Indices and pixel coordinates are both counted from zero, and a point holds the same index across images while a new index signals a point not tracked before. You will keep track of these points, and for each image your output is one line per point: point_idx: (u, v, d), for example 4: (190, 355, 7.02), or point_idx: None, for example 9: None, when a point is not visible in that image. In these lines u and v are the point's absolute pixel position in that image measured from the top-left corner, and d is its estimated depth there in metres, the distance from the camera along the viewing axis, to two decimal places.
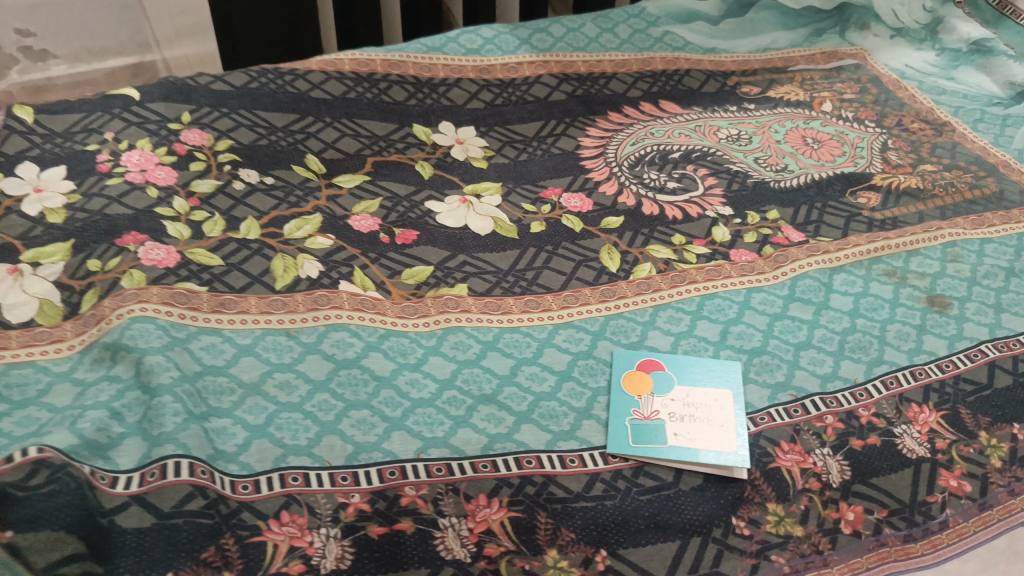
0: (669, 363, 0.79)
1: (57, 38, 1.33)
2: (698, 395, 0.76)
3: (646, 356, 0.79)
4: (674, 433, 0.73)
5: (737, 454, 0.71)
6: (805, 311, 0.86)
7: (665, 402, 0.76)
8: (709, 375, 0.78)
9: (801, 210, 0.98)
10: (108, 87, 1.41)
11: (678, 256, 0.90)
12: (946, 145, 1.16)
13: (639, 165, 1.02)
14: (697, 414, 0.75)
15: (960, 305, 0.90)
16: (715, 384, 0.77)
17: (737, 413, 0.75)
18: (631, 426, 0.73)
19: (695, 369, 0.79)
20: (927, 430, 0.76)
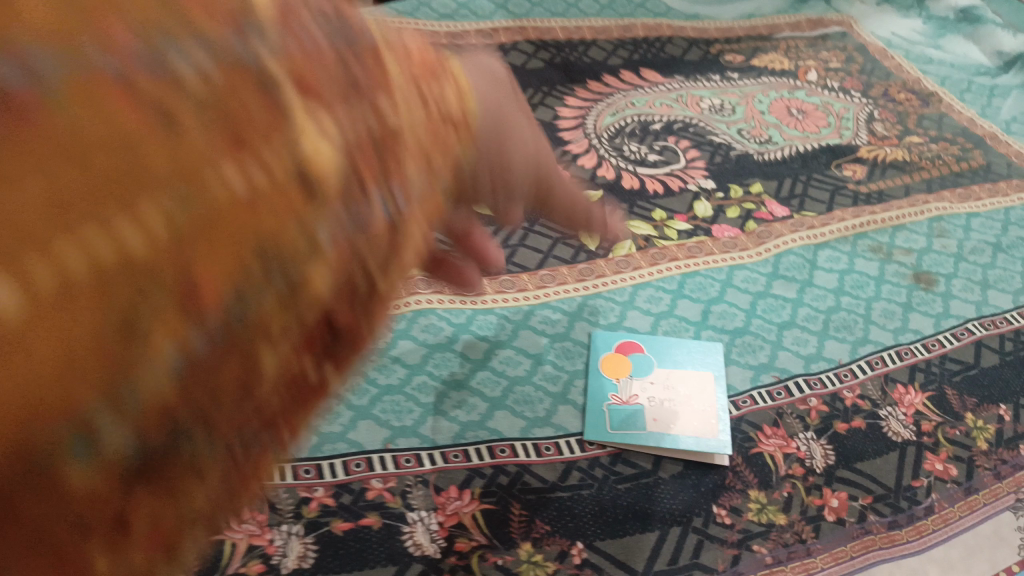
0: (648, 345, 0.76)
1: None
2: (679, 378, 0.73)
3: (624, 338, 0.76)
4: (654, 419, 0.70)
5: (719, 440, 0.69)
6: (788, 289, 0.83)
7: (644, 385, 0.73)
8: (689, 356, 0.75)
9: (785, 184, 0.95)
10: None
11: (658, 232, 0.86)
12: (932, 116, 1.13)
13: (619, 137, 0.98)
14: (678, 398, 0.72)
15: (946, 282, 0.88)
16: (697, 366, 0.74)
17: (719, 397, 0.72)
18: (609, 411, 0.70)
19: (676, 351, 0.76)
20: (913, 412, 0.74)
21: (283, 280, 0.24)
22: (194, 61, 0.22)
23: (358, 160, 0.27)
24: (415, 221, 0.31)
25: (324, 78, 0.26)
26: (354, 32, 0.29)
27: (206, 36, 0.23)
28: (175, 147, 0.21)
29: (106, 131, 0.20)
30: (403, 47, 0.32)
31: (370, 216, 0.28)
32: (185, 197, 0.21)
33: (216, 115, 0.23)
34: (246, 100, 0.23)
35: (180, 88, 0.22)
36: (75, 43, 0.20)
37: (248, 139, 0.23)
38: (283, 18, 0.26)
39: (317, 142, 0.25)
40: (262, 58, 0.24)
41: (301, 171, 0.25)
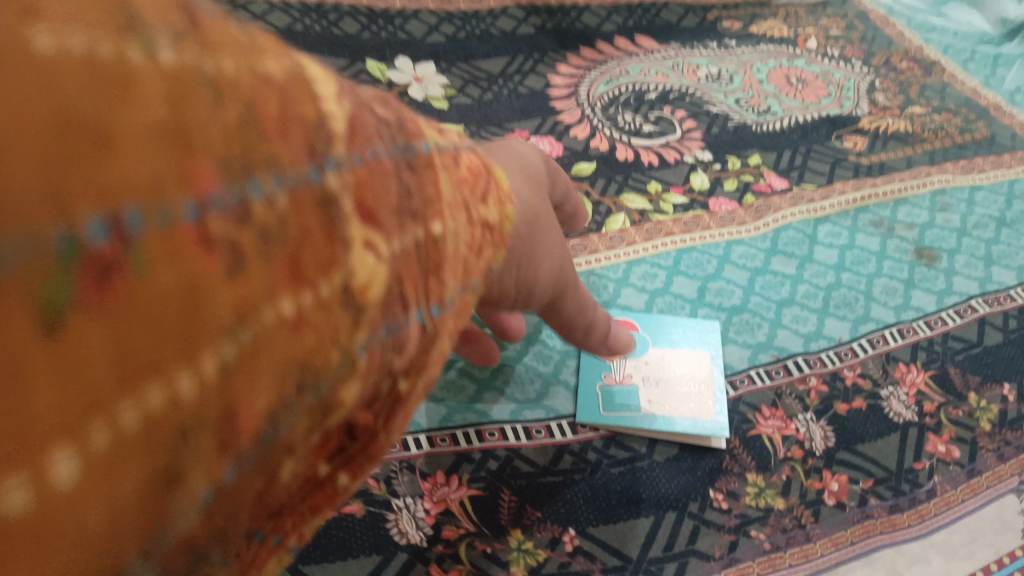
0: (643, 324, 0.73)
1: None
2: (675, 357, 0.71)
3: (619, 316, 0.73)
4: (648, 399, 0.68)
5: (715, 421, 0.66)
6: (787, 265, 0.81)
7: (638, 365, 0.70)
8: (686, 335, 0.73)
9: (785, 155, 0.92)
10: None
11: (654, 206, 0.83)
12: (935, 86, 1.10)
13: (613, 106, 0.94)
14: (673, 378, 0.69)
15: (948, 258, 0.85)
16: (694, 345, 0.72)
17: (717, 377, 0.70)
18: (601, 392, 0.68)
19: (671, 329, 0.73)
20: (915, 392, 0.72)
21: (316, 399, 0.24)
22: (266, 190, 0.21)
23: (402, 273, 0.27)
24: (447, 325, 0.32)
25: (381, 196, 0.26)
26: (412, 145, 0.29)
27: (292, 167, 0.22)
28: (237, 287, 0.20)
29: (174, 280, 0.18)
30: (455, 156, 0.33)
31: (404, 332, 0.28)
32: (244, 338, 0.20)
33: (286, 247, 0.22)
34: (310, 223, 0.22)
35: (249, 223, 0.20)
36: (157, 181, 0.18)
37: (304, 270, 0.22)
38: (352, 134, 0.25)
39: (368, 264, 0.25)
40: (329, 179, 0.23)
41: (350, 297, 0.24)
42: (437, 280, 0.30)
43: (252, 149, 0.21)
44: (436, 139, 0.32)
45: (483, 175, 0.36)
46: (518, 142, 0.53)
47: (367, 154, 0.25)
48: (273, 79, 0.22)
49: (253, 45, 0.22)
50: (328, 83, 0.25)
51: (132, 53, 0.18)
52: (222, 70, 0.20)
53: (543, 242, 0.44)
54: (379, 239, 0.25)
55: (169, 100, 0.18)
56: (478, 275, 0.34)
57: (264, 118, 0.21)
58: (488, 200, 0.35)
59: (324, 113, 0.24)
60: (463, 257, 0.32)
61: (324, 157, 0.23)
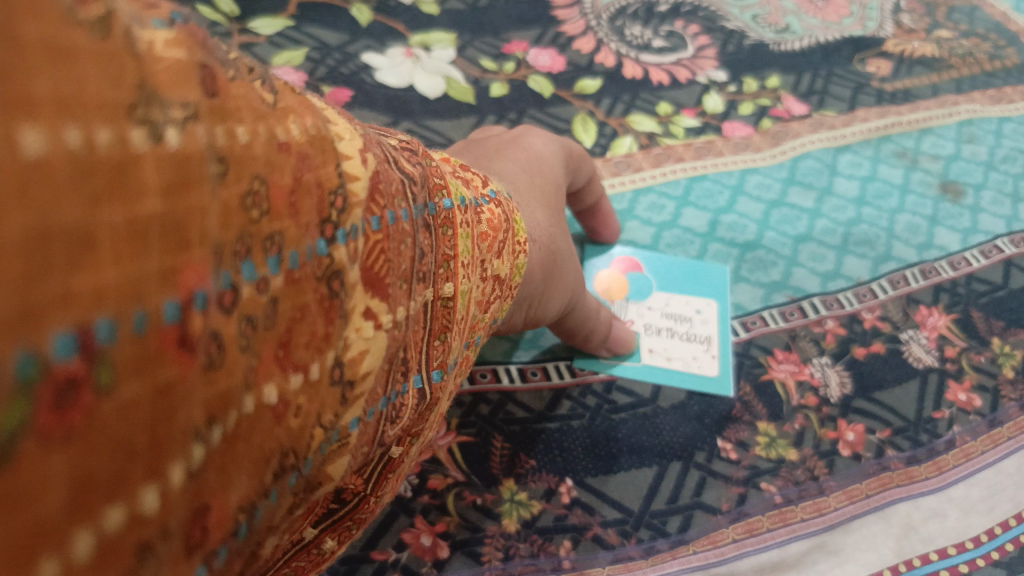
0: (647, 263, 0.68)
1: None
2: (678, 302, 0.66)
3: (622, 254, 0.68)
4: (649, 349, 0.62)
5: (717, 376, 0.61)
6: (806, 198, 0.74)
7: (639, 310, 0.65)
8: (692, 278, 0.67)
9: (805, 78, 0.85)
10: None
11: (663, 129, 0.76)
12: (963, 9, 1.02)
13: (620, 19, 0.85)
14: (677, 327, 0.64)
15: (974, 194, 0.79)
16: (701, 292, 0.66)
17: (724, 328, 0.64)
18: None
19: (676, 272, 0.68)
20: (937, 336, 0.67)
21: (297, 479, 0.22)
22: (261, 273, 0.18)
23: (410, 339, 0.27)
24: (446, 385, 0.32)
25: (393, 264, 0.24)
26: (433, 202, 0.28)
27: (295, 244, 0.19)
28: (216, 382, 0.17)
29: (151, 392, 0.15)
30: (476, 212, 0.33)
31: (404, 398, 0.27)
32: (220, 434, 0.17)
33: (278, 328, 0.19)
34: (308, 299, 0.20)
35: (236, 311, 0.17)
36: (144, 281, 0.14)
37: (292, 353, 0.20)
38: (373, 193, 0.23)
39: (365, 337, 0.23)
40: (337, 253, 0.21)
41: (343, 371, 0.22)
42: (441, 341, 0.30)
43: (253, 226, 0.17)
44: (459, 192, 0.32)
45: (503, 228, 0.35)
46: (542, 151, 0.52)
47: (387, 217, 0.24)
48: (290, 143, 0.19)
49: (275, 105, 0.19)
50: (351, 139, 0.23)
51: (132, 131, 0.14)
52: (235, 137, 0.17)
53: (556, 283, 0.46)
54: (383, 309, 0.24)
55: (168, 184, 0.15)
56: (482, 328, 0.36)
57: (275, 191, 0.18)
58: (502, 253, 0.36)
59: (345, 177, 0.22)
60: (471, 314, 0.33)
61: (337, 228, 0.21)
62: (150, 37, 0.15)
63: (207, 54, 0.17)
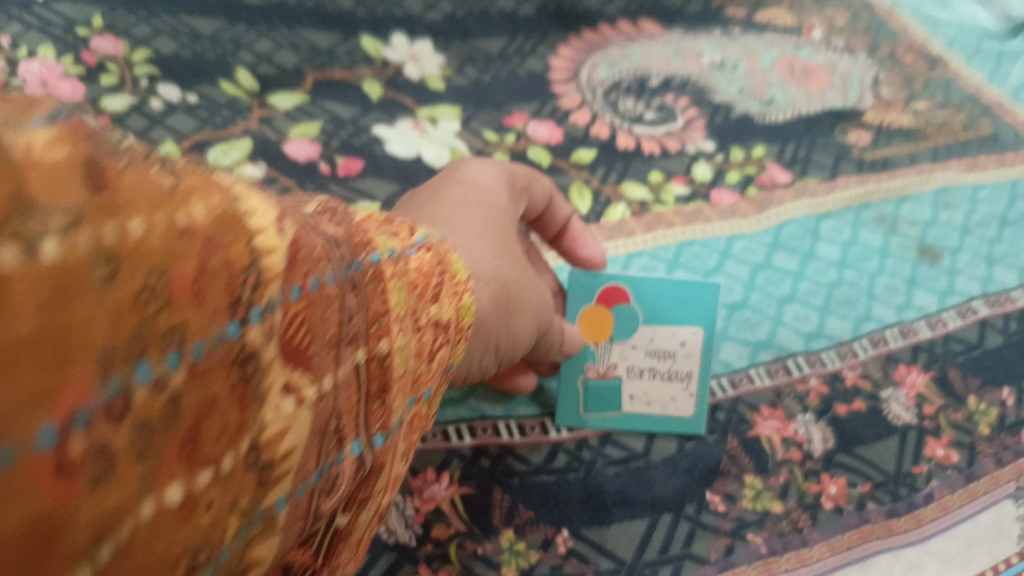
0: (637, 293, 0.65)
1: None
2: (663, 337, 0.65)
3: (610, 285, 0.64)
4: (631, 395, 0.64)
5: (691, 418, 0.64)
6: (790, 261, 0.79)
7: (624, 350, 0.65)
8: (681, 305, 0.65)
9: (788, 147, 0.90)
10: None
11: (655, 197, 0.81)
12: (939, 81, 1.08)
13: (614, 92, 0.91)
14: (659, 366, 0.65)
15: (951, 257, 0.84)
16: (688, 319, 0.65)
17: (704, 363, 0.65)
18: (584, 391, 0.64)
19: (665, 299, 0.65)
20: (915, 395, 0.71)
21: (217, 567, 0.24)
22: (157, 371, 0.21)
23: (342, 406, 0.29)
24: (393, 447, 0.34)
25: (316, 333, 0.27)
26: (357, 259, 0.31)
27: (198, 334, 0.22)
28: (105, 495, 0.19)
29: (25, 521, 0.18)
30: (404, 262, 0.36)
31: (339, 467, 0.29)
32: (114, 548, 0.20)
33: (184, 425, 0.22)
34: (218, 391, 0.23)
35: (129, 417, 0.20)
36: (16, 409, 0.17)
37: (202, 446, 0.22)
38: (291, 265, 0.26)
39: (286, 412, 0.25)
40: (247, 334, 0.23)
41: (259, 455, 0.25)
42: (380, 403, 0.32)
43: (150, 322, 0.20)
44: (387, 246, 0.35)
45: (435, 272, 0.39)
46: (481, 184, 0.58)
47: (309, 282, 0.26)
48: (194, 227, 0.22)
49: (175, 189, 0.22)
50: (266, 212, 0.25)
51: (5, 253, 0.17)
52: (126, 232, 0.20)
53: (515, 312, 0.51)
54: (306, 382, 0.26)
55: (41, 303, 0.18)
56: (429, 382, 0.38)
57: (175, 280, 0.21)
58: (440, 297, 0.39)
59: (258, 250, 0.24)
60: (411, 369, 0.35)
61: (249, 308, 0.23)
62: (27, 138, 0.18)
63: (95, 146, 0.20)
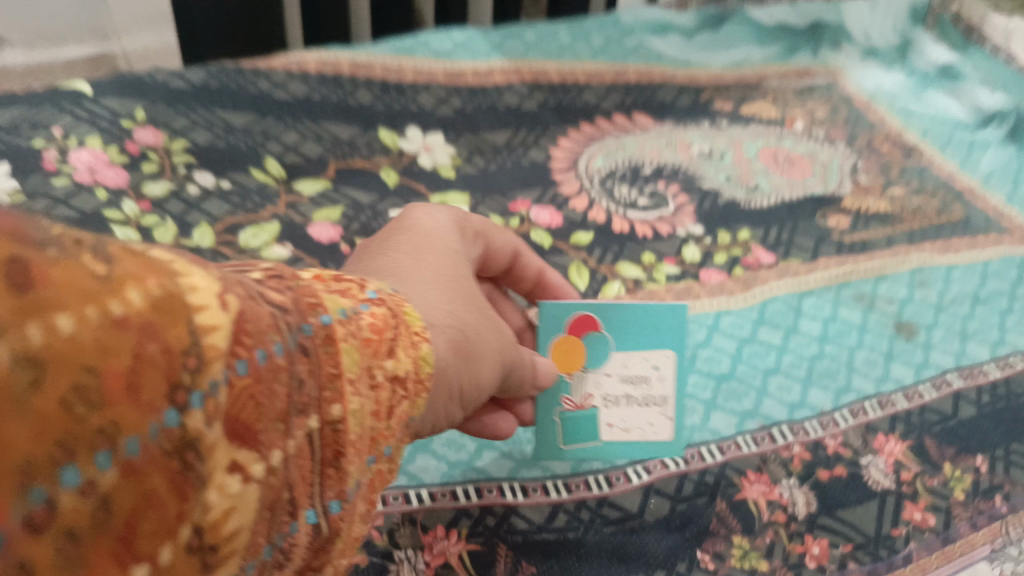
0: (608, 321, 0.68)
1: (9, 22, 1.34)
2: (637, 363, 0.68)
3: (580, 314, 0.68)
4: (608, 424, 0.68)
5: (670, 441, 0.69)
6: (774, 335, 0.85)
7: (599, 380, 0.68)
8: (651, 331, 0.68)
9: (772, 230, 0.97)
10: (65, 75, 1.43)
11: (647, 275, 0.88)
12: (914, 169, 1.17)
13: (610, 180, 1.00)
14: (635, 393, 0.69)
15: (926, 332, 0.90)
16: (659, 344, 0.69)
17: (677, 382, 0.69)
18: (561, 422, 0.68)
19: (635, 328, 0.68)
20: (893, 461, 0.75)
21: None
22: (87, 474, 0.21)
23: (293, 478, 0.31)
24: (350, 512, 0.36)
25: (264, 408, 0.28)
26: (304, 325, 0.32)
27: (133, 430, 0.22)
28: None
29: None
30: (358, 320, 0.37)
31: (294, 537, 0.32)
32: None
33: (116, 526, 0.22)
34: (157, 483, 0.23)
35: (54, 525, 0.21)
36: None
37: (139, 542, 0.23)
38: (237, 340, 0.27)
39: (231, 493, 0.26)
40: (189, 421, 0.24)
41: (204, 540, 0.26)
42: (335, 469, 0.34)
43: (79, 424, 0.21)
44: (337, 306, 0.36)
45: (389, 326, 0.39)
46: (433, 230, 0.59)
47: (255, 355, 0.28)
48: (128, 316, 0.22)
49: (107, 278, 0.22)
50: (208, 288, 0.26)
51: None
52: (54, 329, 0.20)
53: (478, 351, 0.50)
54: (252, 459, 0.28)
55: None
56: (388, 438, 0.39)
57: (106, 378, 0.22)
58: (395, 351, 0.39)
59: (201, 330, 0.25)
60: (365, 429, 0.36)
61: (190, 393, 0.24)
62: None
63: (21, 247, 0.20)
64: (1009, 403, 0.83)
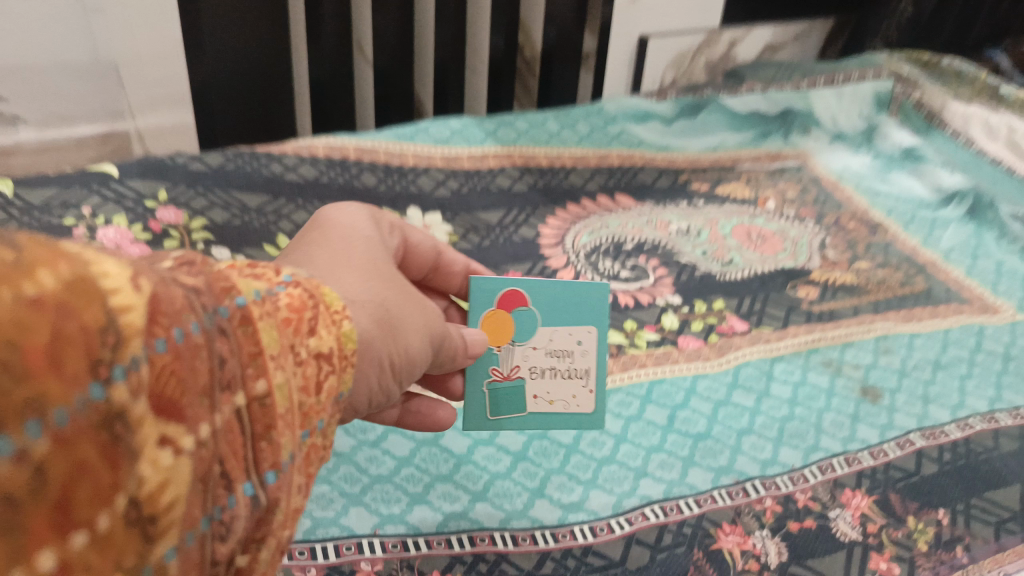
0: (535, 296, 0.75)
1: (29, 103, 1.38)
2: (561, 338, 0.76)
3: (510, 289, 0.74)
4: (533, 396, 0.76)
5: (592, 413, 0.78)
6: (747, 398, 0.91)
7: (525, 353, 0.75)
8: (575, 307, 0.76)
9: (745, 301, 1.06)
10: (75, 152, 1.48)
11: (629, 341, 0.96)
12: (879, 245, 1.25)
13: (595, 254, 1.09)
14: (560, 365, 0.76)
15: (891, 396, 0.96)
16: (582, 319, 0.76)
17: (598, 356, 0.77)
18: (489, 393, 0.75)
19: (559, 304, 0.76)
20: (860, 514, 0.80)
21: None
22: (22, 442, 0.24)
23: (223, 451, 0.35)
24: (287, 482, 0.39)
25: (188, 383, 0.32)
26: (222, 307, 0.36)
27: (61, 403, 0.25)
28: None
29: None
30: (273, 301, 0.41)
31: (233, 510, 0.35)
32: None
33: (53, 494, 0.25)
34: (88, 454, 0.26)
35: None
36: None
37: (76, 510, 0.26)
38: (152, 320, 0.30)
39: (163, 464, 0.30)
40: (113, 393, 0.27)
41: (141, 510, 0.29)
42: (267, 442, 0.37)
43: (10, 396, 0.23)
44: (253, 288, 0.40)
45: (307, 306, 0.43)
46: (351, 227, 0.62)
47: (174, 334, 0.31)
48: (44, 299, 0.25)
49: (20, 264, 0.25)
50: (120, 275, 0.29)
51: None
52: None
53: (405, 329, 0.55)
54: (181, 433, 0.31)
55: None
56: (321, 413, 0.44)
57: (31, 354, 0.24)
58: (316, 329, 0.43)
59: (115, 311, 0.28)
60: (292, 406, 0.40)
61: (112, 368, 0.27)
62: None
63: None
64: (969, 461, 0.89)
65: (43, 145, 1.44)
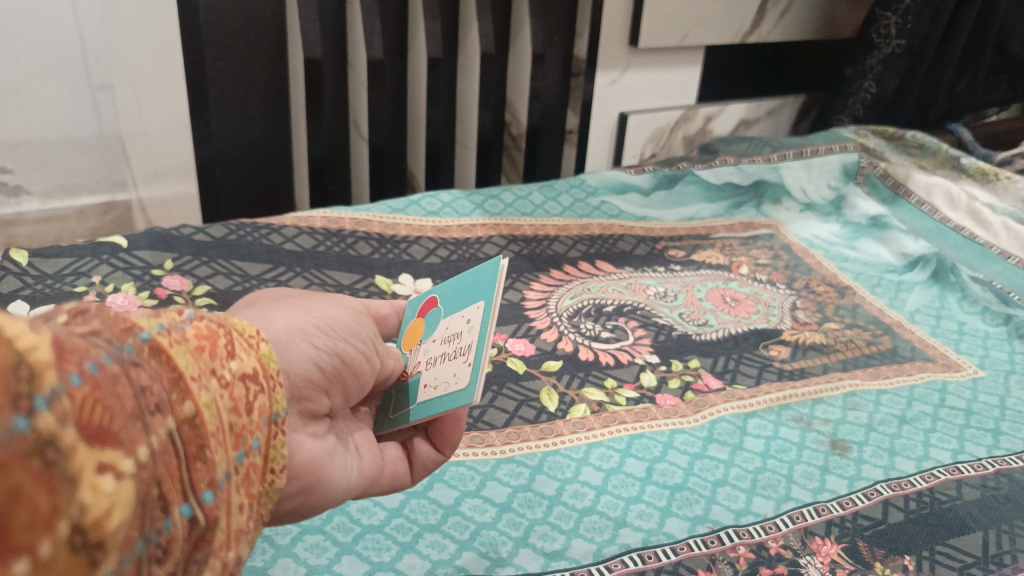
0: (443, 297, 0.72)
1: (32, 175, 1.54)
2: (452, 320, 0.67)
3: (429, 297, 0.74)
4: (424, 385, 0.66)
5: (465, 387, 0.60)
6: (721, 451, 0.96)
7: (427, 347, 0.69)
8: (469, 292, 0.69)
9: (720, 360, 1.13)
10: (76, 221, 1.63)
11: (610, 398, 1.02)
12: (847, 306, 1.33)
13: (577, 316, 1.17)
14: (450, 348, 0.66)
15: (858, 449, 1.00)
16: (473, 298, 0.67)
17: (481, 329, 0.64)
18: (399, 391, 0.70)
19: (459, 292, 0.70)
20: (829, 561, 0.82)
21: None
22: None
23: (161, 473, 0.36)
24: (224, 501, 0.41)
25: (109, 407, 0.32)
26: (128, 341, 0.38)
27: None
28: None
29: None
30: (180, 332, 0.43)
31: (170, 531, 0.37)
32: None
33: None
34: (21, 479, 0.28)
35: None
36: None
37: (13, 537, 0.27)
38: (61, 358, 0.31)
39: (105, 490, 0.31)
40: (39, 422, 0.28)
41: (85, 536, 0.30)
42: (202, 462, 0.39)
43: None
44: (157, 322, 0.41)
45: (218, 333, 0.45)
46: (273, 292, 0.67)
47: (87, 366, 0.32)
48: None
49: None
50: (15, 322, 0.29)
51: None
52: None
53: (330, 312, 0.59)
54: (119, 457, 0.32)
55: None
56: (256, 433, 0.46)
57: None
58: (235, 353, 0.46)
59: (20, 351, 0.29)
60: (221, 426, 0.42)
61: (34, 400, 0.28)
62: None
63: None
64: (933, 509, 0.91)
65: (46, 216, 1.60)
